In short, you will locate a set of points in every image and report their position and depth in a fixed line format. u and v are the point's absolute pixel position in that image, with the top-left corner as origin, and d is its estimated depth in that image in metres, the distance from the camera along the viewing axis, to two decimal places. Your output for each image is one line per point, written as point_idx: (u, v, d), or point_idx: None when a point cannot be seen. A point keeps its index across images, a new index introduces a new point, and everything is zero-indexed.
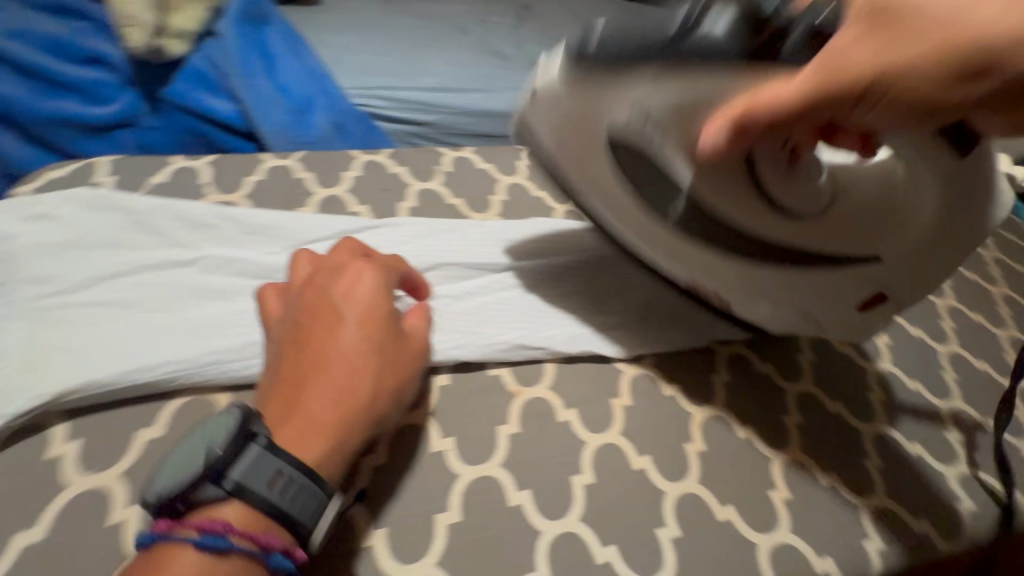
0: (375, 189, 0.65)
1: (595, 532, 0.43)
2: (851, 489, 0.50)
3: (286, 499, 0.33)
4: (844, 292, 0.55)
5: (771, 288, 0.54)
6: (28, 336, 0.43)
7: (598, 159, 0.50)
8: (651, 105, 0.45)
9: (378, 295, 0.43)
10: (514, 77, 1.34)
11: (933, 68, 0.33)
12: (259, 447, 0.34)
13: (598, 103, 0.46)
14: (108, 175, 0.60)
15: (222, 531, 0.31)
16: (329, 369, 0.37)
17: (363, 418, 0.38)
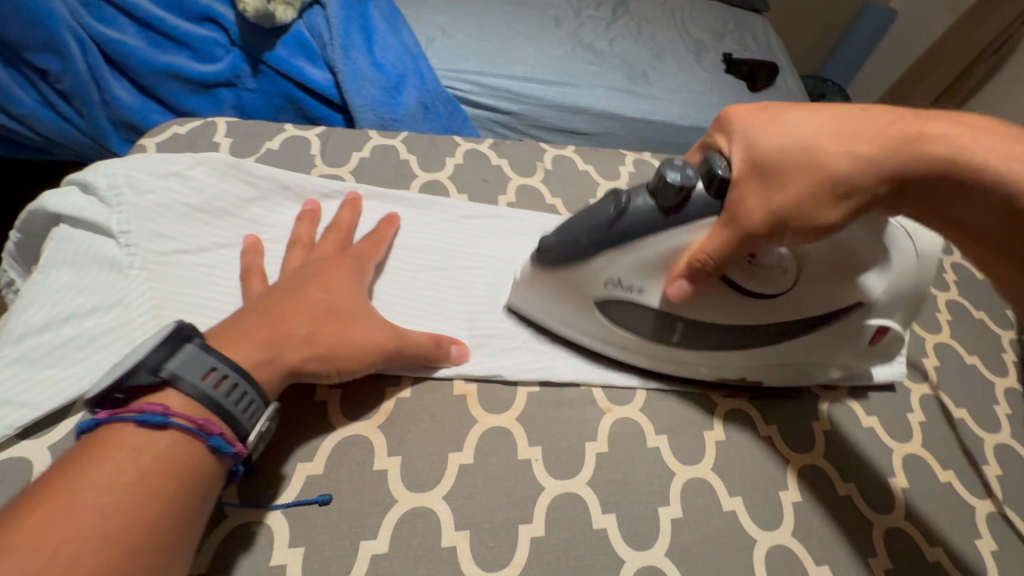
0: (475, 179, 0.64)
1: (681, 570, 0.41)
2: (961, 570, 0.45)
3: (222, 393, 0.34)
4: (815, 345, 0.49)
5: (749, 364, 0.49)
6: (157, 289, 0.46)
7: (587, 320, 0.48)
8: (619, 273, 0.44)
9: (356, 283, 0.46)
10: (605, 74, 1.28)
11: (859, 169, 0.38)
12: (192, 347, 0.35)
13: (579, 280, 0.45)
14: (224, 136, 0.62)
15: (160, 411, 0.32)
16: (270, 314, 0.40)
17: (293, 343, 0.39)
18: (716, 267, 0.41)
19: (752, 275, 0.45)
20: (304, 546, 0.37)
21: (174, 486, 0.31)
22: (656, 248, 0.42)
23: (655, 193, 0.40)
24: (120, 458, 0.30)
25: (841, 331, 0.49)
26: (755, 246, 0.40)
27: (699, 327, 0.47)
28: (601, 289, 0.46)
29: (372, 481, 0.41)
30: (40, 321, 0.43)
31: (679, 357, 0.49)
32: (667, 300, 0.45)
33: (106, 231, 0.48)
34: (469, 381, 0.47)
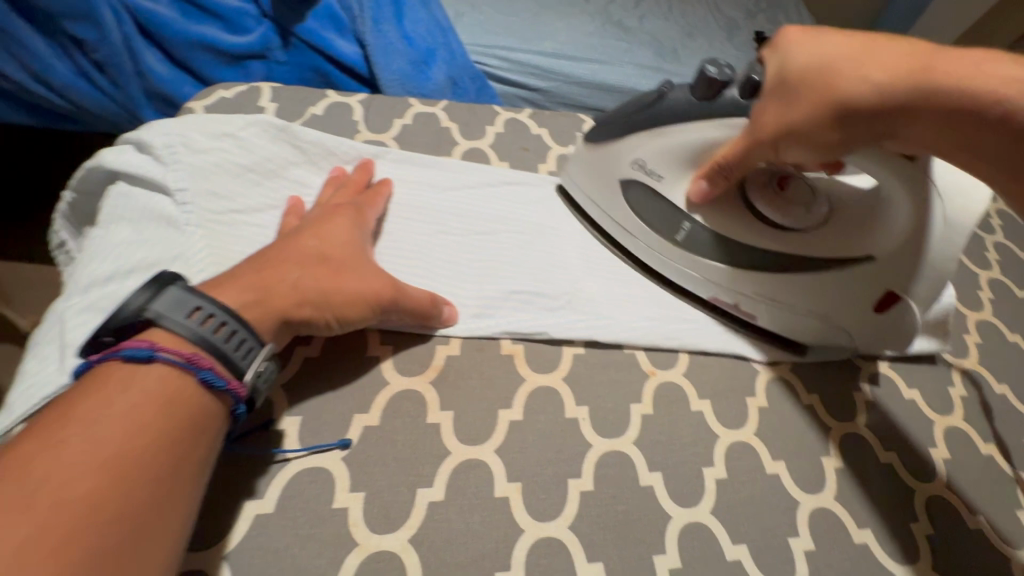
0: (516, 148, 0.64)
1: (726, 527, 0.42)
2: (1002, 539, 0.46)
3: (210, 330, 0.34)
4: (833, 292, 0.47)
5: (762, 286, 0.49)
6: (214, 246, 0.47)
7: (613, 201, 0.53)
8: (645, 156, 0.50)
9: (351, 234, 0.46)
10: (633, 52, 1.26)
11: (875, 88, 0.35)
12: (175, 288, 0.35)
13: (614, 156, 0.51)
14: (269, 101, 0.62)
15: (144, 346, 0.33)
16: (258, 266, 0.40)
17: (283, 289, 0.39)
18: (728, 170, 0.44)
19: (774, 203, 0.49)
20: (363, 491, 0.39)
21: (167, 420, 0.31)
22: (672, 139, 0.47)
23: (694, 82, 0.44)
24: (109, 393, 0.31)
25: (862, 298, 0.47)
26: (762, 159, 0.42)
27: (707, 232, 0.50)
28: (626, 169, 0.51)
29: (426, 432, 0.42)
30: (105, 273, 0.44)
31: (689, 270, 0.51)
32: (690, 199, 0.49)
33: (163, 189, 0.49)
34: (516, 342, 0.48)
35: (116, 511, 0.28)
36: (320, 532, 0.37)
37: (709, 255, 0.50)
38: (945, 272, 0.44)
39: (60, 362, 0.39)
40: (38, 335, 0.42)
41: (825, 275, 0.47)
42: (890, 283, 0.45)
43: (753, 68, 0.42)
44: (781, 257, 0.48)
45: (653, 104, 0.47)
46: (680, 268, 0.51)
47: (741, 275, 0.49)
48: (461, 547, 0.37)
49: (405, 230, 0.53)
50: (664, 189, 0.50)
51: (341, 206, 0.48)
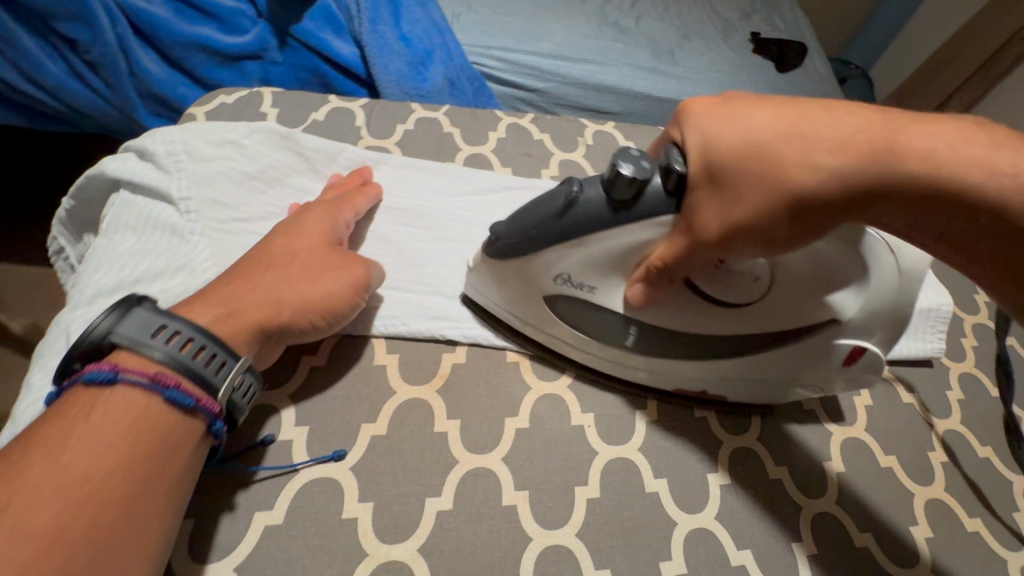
0: (518, 153, 0.64)
1: (730, 533, 0.42)
2: (999, 541, 0.47)
3: (176, 348, 0.34)
4: (787, 363, 0.44)
5: (710, 376, 0.45)
6: (218, 255, 0.47)
7: (539, 314, 0.45)
8: (567, 268, 0.41)
9: (322, 228, 0.46)
10: (630, 53, 1.26)
11: (816, 174, 0.32)
12: (138, 309, 0.35)
13: (531, 273, 0.42)
14: (271, 106, 0.62)
15: (104, 369, 0.32)
16: (229, 279, 0.41)
17: (254, 293, 0.40)
18: (669, 271, 0.38)
19: (719, 285, 0.41)
20: (372, 501, 0.39)
21: (136, 438, 0.31)
22: (598, 247, 0.39)
23: (607, 187, 0.36)
24: (78, 416, 0.31)
25: (823, 355, 0.43)
26: (707, 259, 0.36)
27: (654, 333, 0.43)
28: (550, 284, 0.43)
29: (433, 441, 0.42)
30: (111, 283, 0.43)
31: (631, 368, 0.46)
32: (628, 303, 0.42)
33: (166, 198, 0.48)
34: (521, 349, 0.48)
35: (80, 535, 0.28)
36: (329, 542, 0.37)
37: (652, 353, 0.44)
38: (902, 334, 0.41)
39: None
40: (44, 346, 0.42)
41: (775, 352, 0.44)
42: (852, 341, 0.42)
43: (669, 153, 0.36)
44: (737, 340, 0.44)
45: (563, 231, 0.38)
46: (627, 367, 0.46)
47: (687, 364, 0.45)
48: (471, 556, 0.38)
49: (406, 237, 0.53)
50: (596, 299, 0.43)
51: (314, 205, 0.48)
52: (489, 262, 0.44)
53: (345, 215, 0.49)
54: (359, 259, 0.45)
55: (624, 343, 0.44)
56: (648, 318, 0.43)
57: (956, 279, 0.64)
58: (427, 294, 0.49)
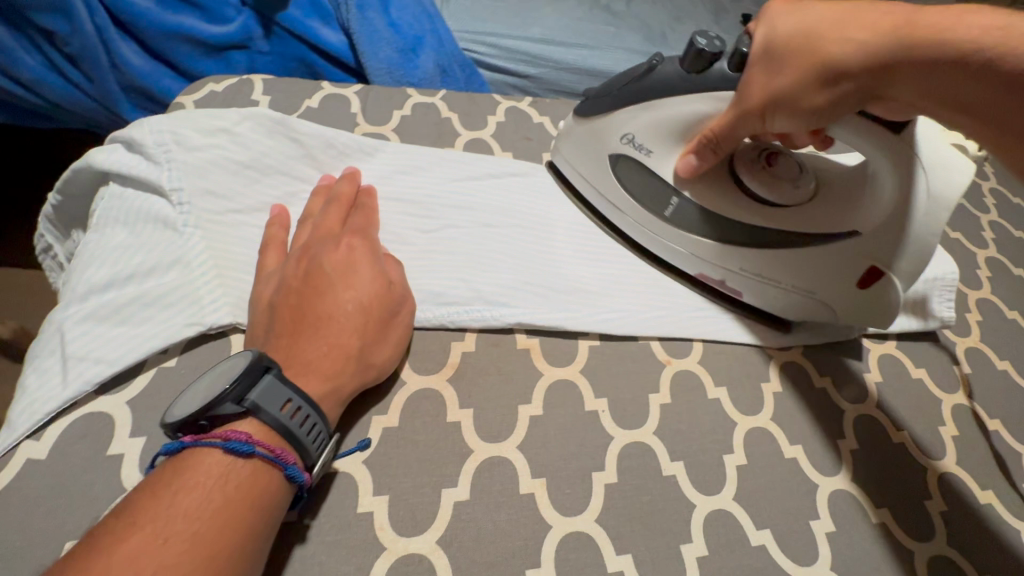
0: (518, 137, 0.63)
1: (749, 513, 0.42)
2: (1012, 513, 0.47)
3: (297, 423, 0.34)
4: (821, 269, 0.48)
5: (741, 255, 0.49)
6: (216, 248, 0.45)
7: (604, 179, 0.53)
8: (636, 130, 0.50)
9: (375, 269, 0.43)
10: (623, 36, 1.25)
11: (851, 45, 0.36)
12: (271, 377, 0.35)
13: (602, 133, 0.52)
14: (262, 94, 0.60)
15: (245, 439, 0.32)
16: (311, 343, 0.38)
17: (353, 363, 0.39)
18: (721, 138, 0.44)
19: (767, 183, 0.49)
20: (387, 494, 0.38)
21: (254, 518, 0.31)
22: (669, 112, 0.48)
23: (684, 56, 0.45)
24: (208, 485, 0.31)
25: (846, 272, 0.47)
26: (750, 126, 0.42)
27: (701, 211, 0.50)
28: (616, 143, 0.52)
29: (447, 432, 0.41)
30: (104, 279, 0.42)
31: (679, 246, 0.51)
32: (678, 174, 0.49)
33: (158, 189, 0.46)
34: (530, 335, 0.48)
35: None
36: (345, 538, 0.36)
37: (689, 231, 0.51)
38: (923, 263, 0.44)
39: (64, 375, 0.38)
40: (37, 346, 0.40)
41: (804, 251, 0.48)
42: (873, 254, 0.45)
43: (742, 42, 0.42)
44: (773, 233, 0.49)
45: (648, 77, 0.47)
46: (675, 250, 0.52)
47: (720, 250, 0.50)
48: (490, 546, 0.37)
49: (410, 224, 0.51)
50: (654, 163, 0.51)
51: (346, 234, 0.45)
52: (585, 109, 0.52)
53: (375, 239, 0.46)
54: (404, 290, 0.45)
55: (668, 212, 0.51)
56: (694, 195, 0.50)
57: (960, 254, 0.64)
58: (434, 279, 0.48)
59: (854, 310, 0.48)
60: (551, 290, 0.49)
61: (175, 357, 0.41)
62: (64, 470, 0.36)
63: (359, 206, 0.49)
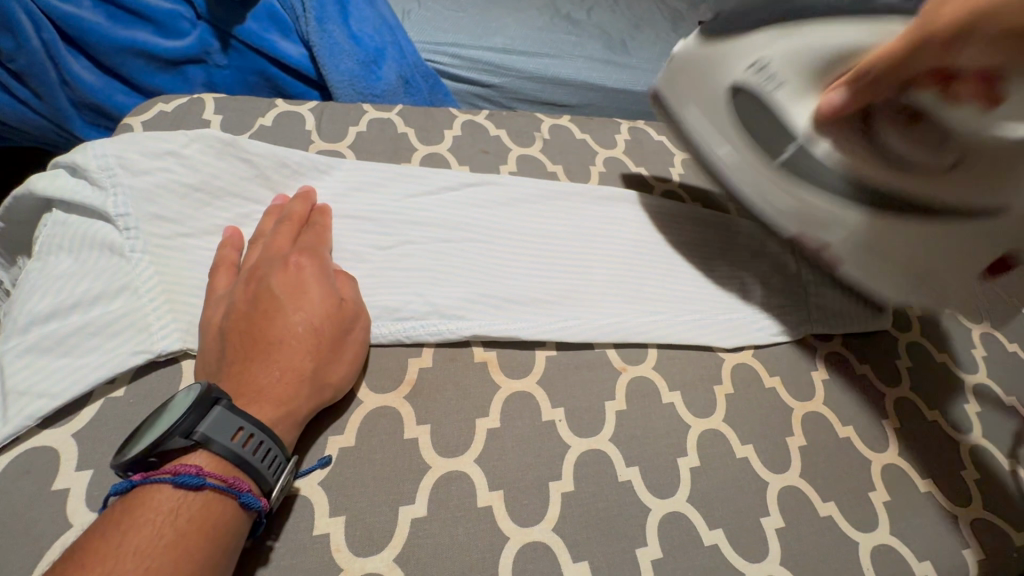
0: (475, 150, 0.64)
1: (702, 514, 0.43)
2: (948, 498, 0.50)
3: (250, 451, 0.34)
4: (944, 249, 0.49)
5: (857, 219, 0.50)
6: (164, 273, 0.45)
7: (722, 116, 0.53)
8: (773, 57, 0.48)
9: (325, 289, 0.43)
10: (584, 45, 1.27)
11: (985, 25, 0.37)
12: (220, 408, 0.34)
13: (721, 61, 0.51)
14: (213, 113, 0.59)
15: (194, 472, 0.32)
16: (260, 368, 0.38)
17: (307, 385, 0.39)
18: (875, 79, 0.43)
19: (905, 135, 0.46)
20: (344, 514, 0.38)
21: (210, 550, 0.31)
22: (813, 40, 0.46)
23: None
24: (158, 521, 0.31)
25: (971, 256, 0.49)
26: (930, 61, 0.40)
27: (817, 166, 0.50)
28: (744, 73, 0.50)
29: (407, 449, 0.42)
30: (45, 309, 0.40)
31: (786, 197, 0.53)
32: (818, 114, 0.48)
33: (104, 215, 0.46)
34: (488, 348, 0.48)
35: None
36: (302, 561, 0.36)
37: (801, 178, 0.51)
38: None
39: (5, 411, 0.37)
40: None
41: (944, 228, 0.48)
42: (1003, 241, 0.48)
43: None
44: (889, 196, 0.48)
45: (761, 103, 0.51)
46: (788, 190, 0.52)
47: (864, 226, 0.50)
48: (450, 560, 0.38)
49: (367, 241, 0.51)
50: (784, 103, 0.49)
51: (295, 253, 0.45)
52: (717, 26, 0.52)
53: (327, 258, 0.46)
54: (359, 307, 0.45)
55: (784, 156, 0.51)
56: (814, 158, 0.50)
57: None
58: (389, 295, 0.48)
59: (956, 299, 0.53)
60: (510, 302, 0.50)
61: (123, 387, 0.41)
62: (6, 507, 0.35)
63: (310, 225, 0.49)
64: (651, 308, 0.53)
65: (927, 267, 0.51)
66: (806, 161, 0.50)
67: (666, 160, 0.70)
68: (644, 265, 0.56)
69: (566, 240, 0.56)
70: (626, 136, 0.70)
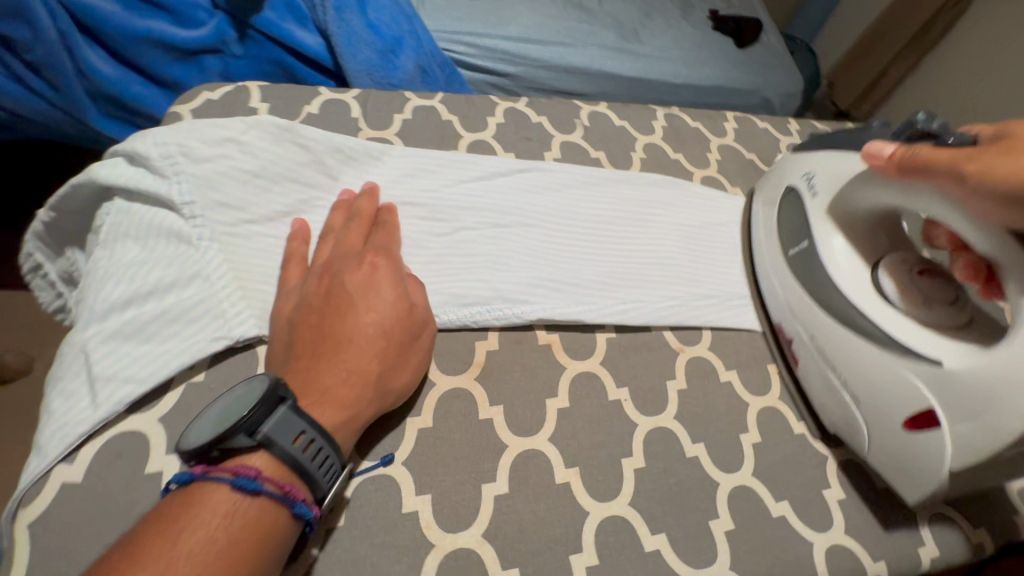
0: (519, 138, 0.64)
1: (768, 488, 0.44)
2: None
3: (309, 458, 0.34)
4: (864, 377, 0.43)
5: (807, 318, 0.48)
6: (233, 261, 0.45)
7: (774, 209, 0.56)
8: (817, 169, 0.52)
9: (398, 291, 0.43)
10: (597, 33, 1.27)
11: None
12: (286, 408, 0.35)
13: (792, 169, 0.55)
14: (260, 102, 0.59)
15: (254, 476, 0.32)
16: (325, 369, 0.38)
17: (372, 389, 0.39)
18: (898, 168, 0.43)
19: (902, 275, 0.47)
20: (430, 493, 0.39)
21: (258, 560, 0.31)
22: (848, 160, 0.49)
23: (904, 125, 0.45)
24: (214, 522, 0.31)
25: (885, 393, 0.42)
26: (920, 183, 0.42)
27: (806, 258, 0.50)
28: (796, 178, 0.54)
29: (483, 430, 0.42)
30: (121, 297, 0.40)
31: (780, 285, 0.52)
32: (836, 211, 0.49)
33: (169, 203, 0.45)
34: (550, 331, 0.49)
35: None
36: (394, 537, 0.37)
37: (805, 281, 0.49)
38: (1006, 431, 0.35)
39: (93, 395, 0.37)
40: (56, 368, 0.39)
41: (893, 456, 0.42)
42: (906, 408, 0.41)
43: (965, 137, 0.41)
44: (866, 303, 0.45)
45: (795, 215, 0.53)
46: (786, 289, 0.51)
47: (841, 313, 0.46)
48: (533, 535, 0.39)
49: (426, 228, 0.52)
50: (809, 204, 0.52)
51: (370, 252, 0.44)
52: (796, 156, 0.57)
53: (399, 259, 0.46)
54: (425, 310, 0.44)
55: (792, 249, 0.52)
56: (811, 329, 0.48)
57: None
58: (452, 281, 0.49)
59: (907, 465, 0.41)
60: (568, 287, 0.51)
61: (202, 373, 0.41)
62: (101, 491, 0.36)
63: (379, 226, 0.49)
64: (703, 292, 0.55)
65: (860, 387, 0.43)
66: (803, 261, 0.50)
67: (703, 147, 0.71)
68: (693, 248, 0.57)
69: (616, 225, 0.57)
70: (662, 123, 0.71)
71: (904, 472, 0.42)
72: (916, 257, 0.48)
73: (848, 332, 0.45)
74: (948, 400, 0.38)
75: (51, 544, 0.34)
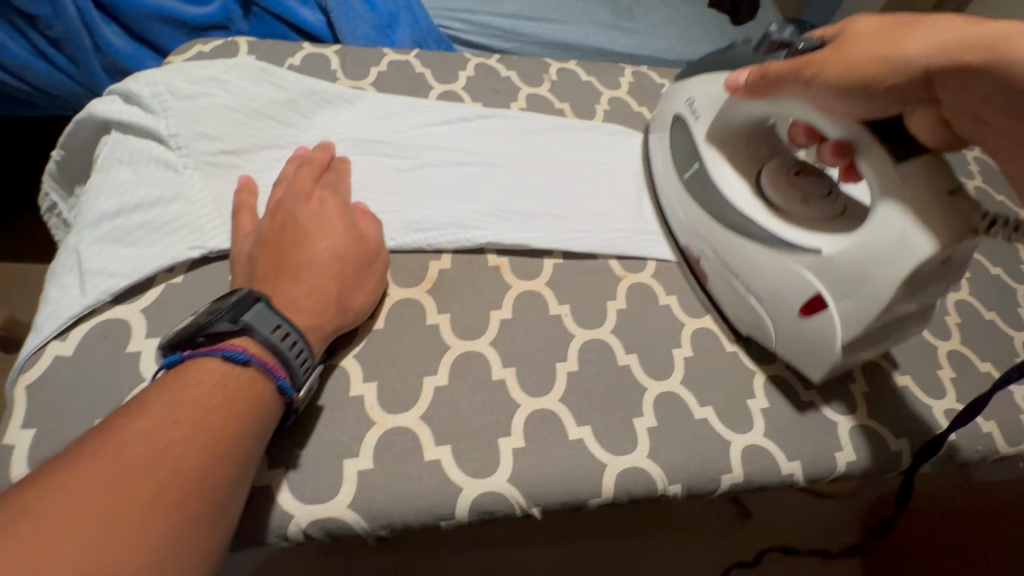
0: (488, 89, 0.68)
1: (693, 394, 0.48)
2: (924, 392, 0.52)
3: (286, 345, 0.37)
4: (757, 271, 0.48)
5: (703, 232, 0.52)
6: (212, 186, 0.50)
7: (664, 134, 0.58)
8: (698, 94, 0.54)
9: (348, 222, 0.47)
10: (591, 11, 1.30)
11: (909, 63, 0.39)
12: (262, 304, 0.37)
13: (676, 95, 0.57)
14: (247, 54, 0.64)
15: (242, 350, 0.35)
16: (288, 286, 0.41)
17: (333, 304, 0.42)
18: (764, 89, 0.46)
19: (782, 179, 0.52)
20: (376, 381, 0.44)
21: (253, 419, 0.34)
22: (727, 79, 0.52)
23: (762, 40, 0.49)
24: (212, 384, 0.34)
25: (781, 290, 0.47)
26: (785, 97, 0.45)
27: (704, 179, 0.53)
28: (681, 105, 0.56)
29: (429, 332, 0.47)
30: (113, 208, 0.46)
31: (680, 205, 0.55)
32: (717, 130, 0.53)
33: (156, 134, 0.51)
34: (501, 255, 0.53)
35: (204, 492, 0.31)
36: (341, 414, 0.42)
37: (700, 199, 0.53)
38: (877, 297, 0.41)
39: (84, 287, 0.43)
40: (56, 266, 0.45)
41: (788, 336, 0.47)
42: (797, 294, 0.46)
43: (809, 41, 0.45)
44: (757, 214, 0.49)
45: (685, 138, 0.55)
46: (685, 207, 0.54)
47: (739, 223, 0.50)
48: (466, 419, 0.43)
49: (390, 164, 0.56)
50: (698, 126, 0.54)
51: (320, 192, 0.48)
52: (676, 84, 0.58)
53: (347, 198, 0.50)
54: (377, 242, 0.48)
55: (685, 173, 0.55)
56: (709, 243, 0.52)
57: None
58: (411, 209, 0.53)
59: (801, 349, 0.47)
60: (520, 218, 0.54)
61: (180, 275, 0.46)
62: (89, 365, 0.41)
63: (331, 172, 0.52)
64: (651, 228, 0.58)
65: (761, 288, 0.48)
66: (698, 181, 0.53)
67: None
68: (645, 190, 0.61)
69: (573, 167, 0.61)
70: (629, 79, 0.74)
71: (809, 356, 0.47)
72: (791, 161, 0.54)
73: (742, 239, 0.49)
74: (832, 282, 0.44)
75: (48, 404, 0.39)
